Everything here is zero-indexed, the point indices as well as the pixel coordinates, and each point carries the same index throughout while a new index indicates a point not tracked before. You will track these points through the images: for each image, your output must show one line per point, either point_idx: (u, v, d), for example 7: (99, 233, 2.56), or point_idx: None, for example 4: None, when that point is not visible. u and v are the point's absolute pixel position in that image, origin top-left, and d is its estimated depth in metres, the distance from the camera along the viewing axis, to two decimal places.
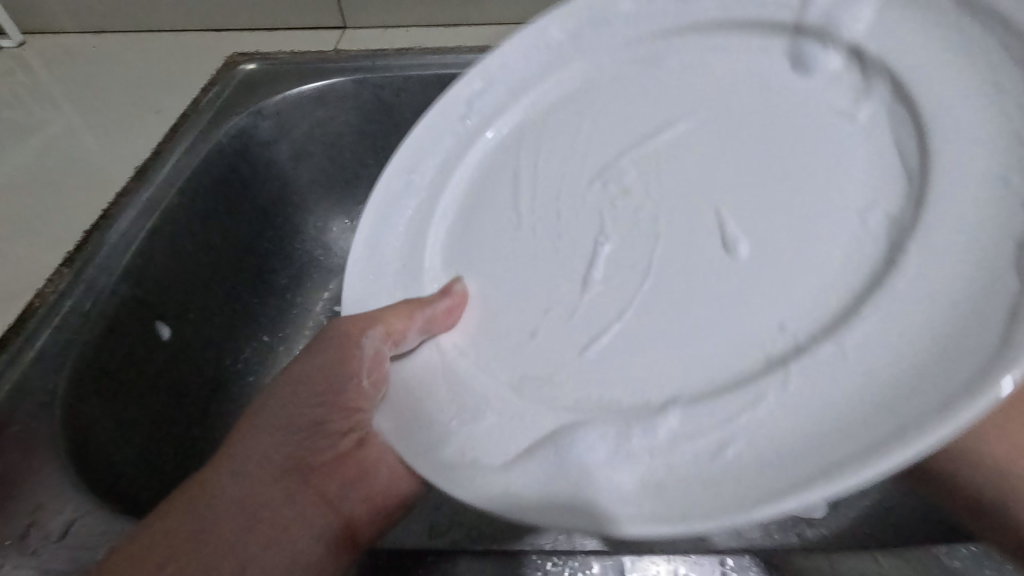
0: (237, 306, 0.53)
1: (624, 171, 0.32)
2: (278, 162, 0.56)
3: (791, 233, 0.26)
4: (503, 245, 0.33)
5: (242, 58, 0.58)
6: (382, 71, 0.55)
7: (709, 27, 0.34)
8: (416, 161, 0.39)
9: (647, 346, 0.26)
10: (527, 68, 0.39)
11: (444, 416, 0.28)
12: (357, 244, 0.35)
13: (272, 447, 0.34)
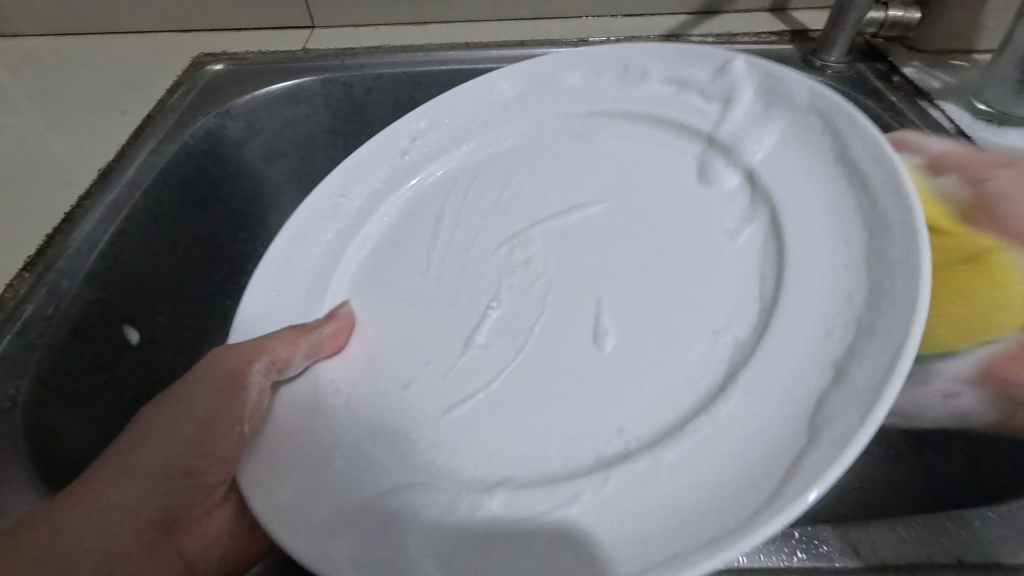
0: (209, 310, 0.53)
1: (533, 240, 0.36)
2: (248, 163, 0.56)
3: (655, 317, 0.30)
4: (393, 290, 0.37)
5: (208, 58, 0.58)
6: (350, 69, 0.56)
7: (638, 118, 0.39)
8: (347, 184, 0.42)
9: (507, 401, 0.30)
10: (475, 126, 0.43)
11: (297, 467, 0.29)
12: (270, 255, 0.39)
13: (134, 493, 0.34)
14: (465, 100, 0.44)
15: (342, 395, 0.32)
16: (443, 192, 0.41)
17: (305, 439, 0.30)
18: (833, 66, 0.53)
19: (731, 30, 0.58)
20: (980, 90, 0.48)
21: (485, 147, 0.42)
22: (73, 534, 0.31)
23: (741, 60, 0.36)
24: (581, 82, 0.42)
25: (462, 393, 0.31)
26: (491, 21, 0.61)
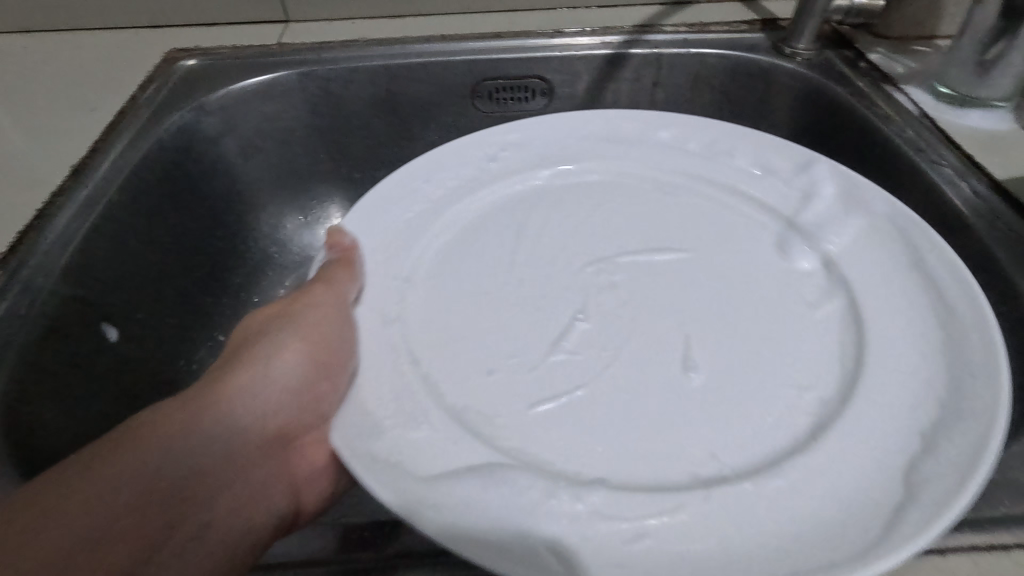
0: (189, 306, 0.52)
1: (621, 267, 0.37)
2: (225, 159, 0.55)
3: (749, 374, 0.31)
4: (466, 283, 0.36)
5: (180, 54, 0.57)
6: (326, 64, 0.56)
7: (721, 185, 0.42)
8: (433, 171, 0.42)
9: (606, 407, 0.30)
10: (560, 155, 0.45)
11: (404, 443, 0.28)
12: (366, 206, 0.39)
13: (257, 406, 0.33)
14: (559, 128, 0.46)
15: (422, 362, 0.32)
16: (518, 210, 0.41)
17: (386, 406, 0.29)
18: (801, 52, 0.55)
19: (702, 20, 0.59)
20: (942, 73, 0.49)
21: (575, 176, 0.43)
22: (198, 427, 0.30)
23: (825, 163, 0.41)
24: (672, 139, 0.45)
25: (531, 396, 0.31)
26: (467, 14, 0.61)
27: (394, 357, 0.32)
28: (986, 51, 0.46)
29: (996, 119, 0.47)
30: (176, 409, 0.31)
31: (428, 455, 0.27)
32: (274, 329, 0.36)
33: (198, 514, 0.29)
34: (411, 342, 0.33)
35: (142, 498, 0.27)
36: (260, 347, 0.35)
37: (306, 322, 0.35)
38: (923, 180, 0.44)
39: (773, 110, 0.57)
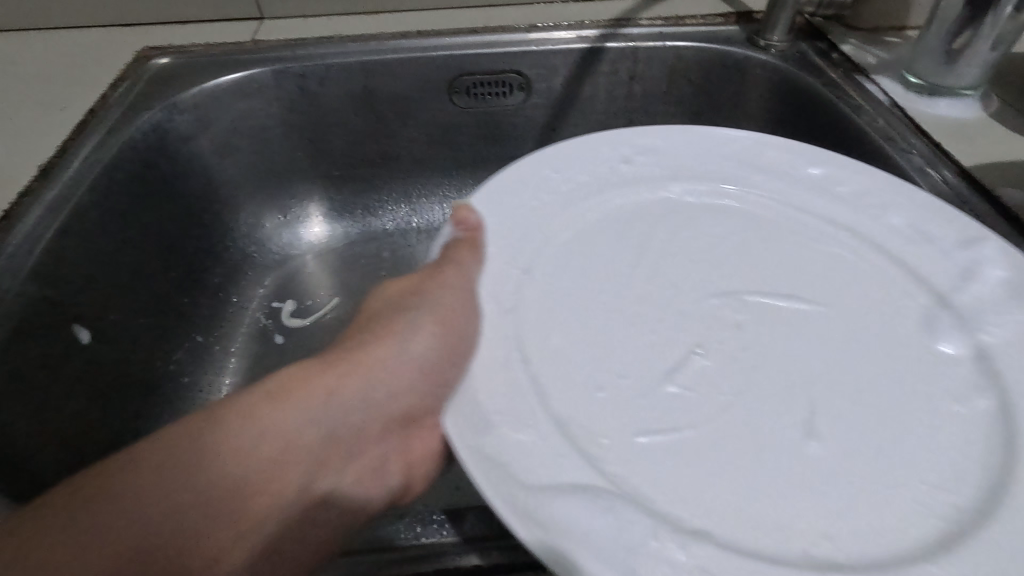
0: (166, 306, 0.52)
1: (746, 309, 0.32)
2: (199, 158, 0.55)
3: (890, 464, 0.26)
4: (568, 299, 0.33)
5: (153, 52, 0.56)
6: (301, 60, 0.55)
7: (854, 236, 0.36)
8: (564, 163, 0.39)
9: (717, 451, 0.26)
10: (695, 172, 0.40)
11: (514, 452, 0.25)
12: (500, 178, 0.37)
13: (388, 386, 0.32)
14: (699, 138, 0.41)
15: (532, 362, 0.29)
16: (623, 238, 0.36)
17: (497, 403, 0.27)
18: (775, 44, 0.55)
19: (677, 13, 0.60)
20: (911, 63, 0.50)
21: (712, 197, 0.39)
22: (323, 406, 0.31)
23: (998, 244, 0.33)
24: (823, 178, 0.39)
25: (618, 418, 0.28)
26: (444, 10, 0.61)
27: (500, 362, 0.29)
28: (953, 41, 0.47)
29: (964, 107, 0.47)
30: (314, 375, 0.31)
31: (534, 467, 0.25)
32: (413, 299, 0.35)
33: (320, 482, 0.30)
34: (513, 343, 0.30)
35: (274, 463, 0.29)
36: (401, 318, 0.35)
37: (447, 304, 0.34)
38: (893, 168, 0.44)
39: (749, 102, 0.57)
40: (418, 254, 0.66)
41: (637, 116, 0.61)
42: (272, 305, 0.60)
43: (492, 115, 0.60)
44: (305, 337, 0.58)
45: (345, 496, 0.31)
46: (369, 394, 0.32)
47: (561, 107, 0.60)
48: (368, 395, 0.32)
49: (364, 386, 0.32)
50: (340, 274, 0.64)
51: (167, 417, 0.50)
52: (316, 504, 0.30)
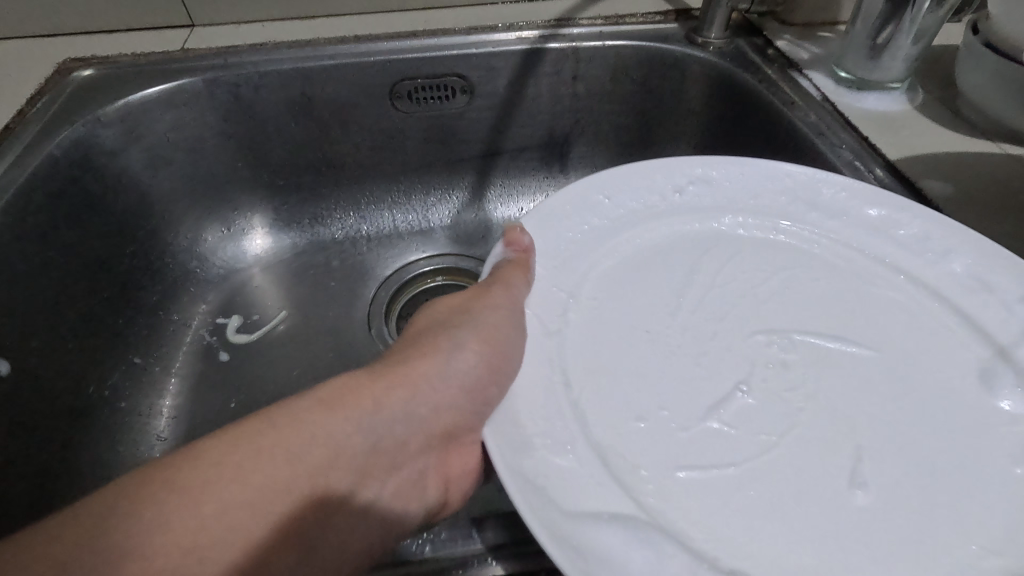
0: (98, 329, 0.50)
1: (798, 347, 0.33)
2: (131, 173, 0.53)
3: (919, 500, 0.27)
4: (609, 335, 0.34)
5: (75, 63, 0.54)
6: (234, 68, 0.54)
7: (901, 274, 0.37)
8: (618, 188, 0.40)
9: (756, 482, 0.28)
10: (753, 207, 0.41)
11: (552, 485, 0.26)
12: (554, 202, 0.38)
13: (434, 400, 0.32)
14: (757, 172, 0.41)
15: (574, 389, 0.31)
16: (663, 279, 0.37)
17: (538, 426, 0.29)
18: (713, 42, 0.56)
19: (617, 12, 0.60)
20: (841, 58, 0.51)
21: (762, 232, 0.40)
22: (374, 418, 0.30)
23: None
24: (880, 220, 0.38)
25: (671, 458, 0.29)
26: (381, 13, 0.60)
27: (546, 394, 0.30)
28: (877, 35, 0.48)
29: (891, 100, 0.49)
30: (365, 384, 0.31)
31: (570, 490, 0.26)
32: (459, 317, 0.35)
33: (363, 491, 0.30)
34: (556, 376, 0.32)
35: (327, 469, 0.28)
36: (446, 336, 0.35)
37: (492, 326, 0.34)
38: (824, 162, 0.45)
39: (689, 98, 0.58)
40: (368, 262, 0.64)
41: (583, 116, 0.61)
42: (216, 321, 0.58)
43: (437, 119, 0.59)
44: (251, 355, 0.56)
45: (384, 508, 0.31)
46: (413, 408, 0.32)
47: (507, 109, 0.60)
48: (413, 409, 0.32)
49: (411, 400, 0.32)
50: (287, 286, 0.62)
51: (103, 446, 0.48)
52: (357, 514, 0.29)
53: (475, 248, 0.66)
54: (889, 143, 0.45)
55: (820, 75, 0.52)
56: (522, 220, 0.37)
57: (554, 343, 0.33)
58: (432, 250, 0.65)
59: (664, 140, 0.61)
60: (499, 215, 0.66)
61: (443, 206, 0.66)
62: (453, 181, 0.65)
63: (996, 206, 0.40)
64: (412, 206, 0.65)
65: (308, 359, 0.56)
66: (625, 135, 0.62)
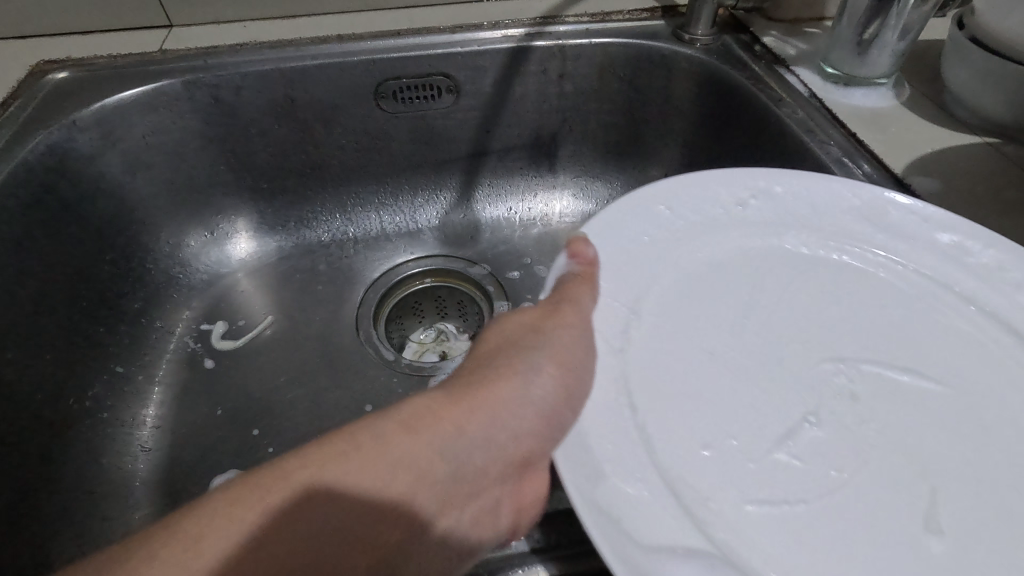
0: (78, 339, 0.49)
1: (867, 381, 0.30)
2: (109, 178, 0.52)
3: (1002, 544, 0.25)
4: (674, 353, 0.31)
5: (50, 66, 0.53)
6: (214, 70, 0.53)
7: (974, 306, 0.33)
8: (676, 198, 0.37)
9: (827, 518, 0.26)
10: (816, 226, 0.37)
11: (624, 516, 0.24)
12: (611, 210, 0.35)
13: (512, 425, 0.29)
14: (821, 190, 0.38)
15: (641, 413, 0.29)
16: (730, 291, 0.34)
17: (608, 451, 0.27)
18: (699, 38, 0.55)
19: (604, 8, 0.59)
20: (828, 54, 0.51)
21: (826, 251, 0.36)
22: (455, 444, 0.27)
23: None
24: (951, 245, 0.35)
25: (741, 488, 0.27)
26: (364, 12, 0.59)
27: (612, 413, 0.28)
28: (863, 31, 0.47)
29: (878, 96, 0.49)
30: (447, 406, 0.28)
31: (641, 522, 0.24)
32: (533, 334, 0.32)
33: (442, 521, 0.27)
34: (621, 396, 0.29)
35: (411, 494, 0.26)
36: (519, 358, 0.31)
37: (567, 344, 0.31)
38: (813, 160, 0.45)
39: (677, 96, 0.57)
40: (355, 266, 0.63)
41: (571, 115, 0.61)
42: (200, 327, 0.57)
43: (423, 119, 0.59)
44: (236, 362, 0.55)
45: (465, 538, 0.28)
46: (495, 432, 0.29)
47: (493, 108, 0.59)
48: (495, 434, 0.29)
49: (492, 423, 0.29)
50: (273, 291, 0.61)
51: (85, 458, 0.47)
52: (436, 541, 0.27)
53: (463, 249, 0.65)
54: (879, 138, 0.45)
55: (808, 71, 0.52)
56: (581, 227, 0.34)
57: (619, 362, 0.31)
58: (421, 252, 0.65)
59: (652, 138, 0.61)
60: (488, 216, 0.66)
61: (430, 207, 0.65)
62: (440, 181, 0.64)
63: (982, 201, 0.40)
64: (399, 207, 0.64)
65: (295, 366, 0.55)
66: (612, 134, 0.62)
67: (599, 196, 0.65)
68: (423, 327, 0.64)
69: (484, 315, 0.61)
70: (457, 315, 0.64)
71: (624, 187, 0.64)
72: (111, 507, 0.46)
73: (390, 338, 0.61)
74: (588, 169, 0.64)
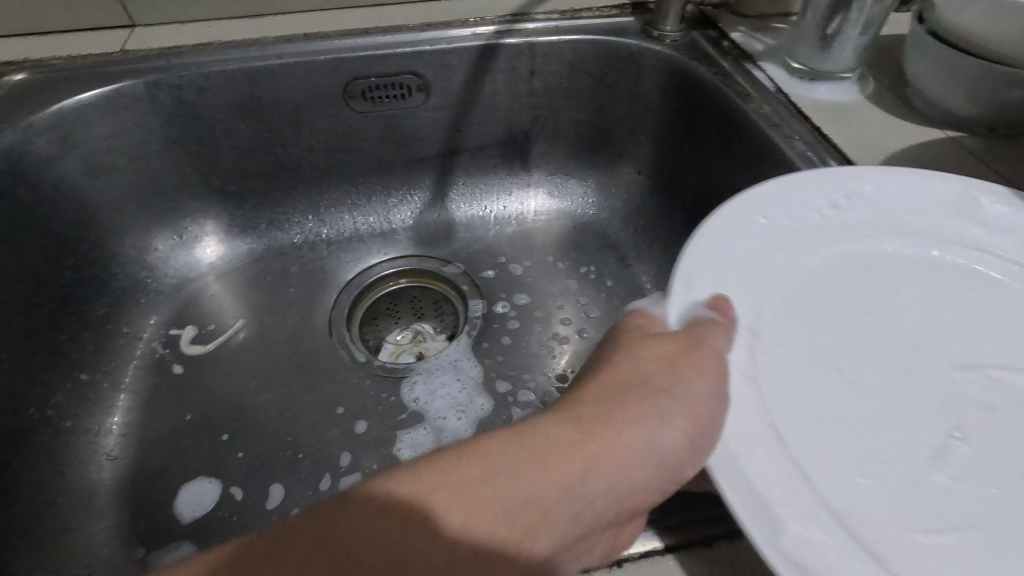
0: (37, 346, 0.48)
1: (1003, 385, 0.28)
2: (69, 181, 0.51)
3: None
4: (808, 373, 0.29)
5: (7, 68, 0.51)
6: (176, 70, 0.52)
7: None
8: (773, 206, 0.34)
9: (1007, 545, 0.24)
10: (915, 225, 0.35)
11: (811, 562, 0.22)
12: (710, 228, 0.33)
13: (632, 469, 0.26)
14: (912, 185, 0.36)
15: (790, 442, 0.27)
16: (851, 301, 0.32)
17: (775, 491, 0.25)
18: (668, 35, 0.55)
19: (573, 5, 0.59)
20: (793, 49, 0.51)
21: (930, 249, 0.34)
22: (577, 490, 0.25)
23: None
24: None
25: (910, 515, 0.25)
26: (331, 10, 0.58)
27: (759, 447, 0.26)
28: (826, 27, 0.48)
29: (843, 90, 0.49)
30: (572, 442, 0.26)
31: (834, 569, 0.22)
32: (662, 369, 0.29)
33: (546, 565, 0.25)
34: (765, 428, 0.27)
35: (524, 529, 0.24)
36: (647, 397, 0.28)
37: (698, 392, 0.28)
38: (778, 154, 0.45)
39: (646, 93, 0.57)
40: (328, 267, 0.62)
41: (542, 112, 0.60)
42: (169, 333, 0.56)
43: (394, 119, 0.58)
44: (204, 367, 0.54)
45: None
46: (616, 482, 0.26)
47: (464, 107, 0.59)
48: (619, 479, 0.26)
49: (614, 469, 0.26)
50: (244, 294, 0.60)
51: (46, 469, 0.46)
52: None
53: (437, 248, 0.64)
54: (842, 132, 0.45)
55: (775, 66, 0.52)
56: (683, 250, 0.32)
57: (754, 392, 0.28)
58: (394, 252, 0.64)
59: (624, 135, 0.61)
60: (463, 214, 0.65)
61: (404, 207, 0.64)
62: (413, 180, 0.63)
63: None
64: (373, 207, 0.64)
65: (266, 369, 0.55)
66: (585, 131, 0.62)
67: (573, 194, 0.65)
68: (399, 328, 0.63)
69: (459, 315, 0.61)
70: (434, 317, 0.64)
71: (598, 184, 0.64)
72: (74, 517, 0.45)
73: (364, 339, 0.61)
74: (562, 166, 0.64)
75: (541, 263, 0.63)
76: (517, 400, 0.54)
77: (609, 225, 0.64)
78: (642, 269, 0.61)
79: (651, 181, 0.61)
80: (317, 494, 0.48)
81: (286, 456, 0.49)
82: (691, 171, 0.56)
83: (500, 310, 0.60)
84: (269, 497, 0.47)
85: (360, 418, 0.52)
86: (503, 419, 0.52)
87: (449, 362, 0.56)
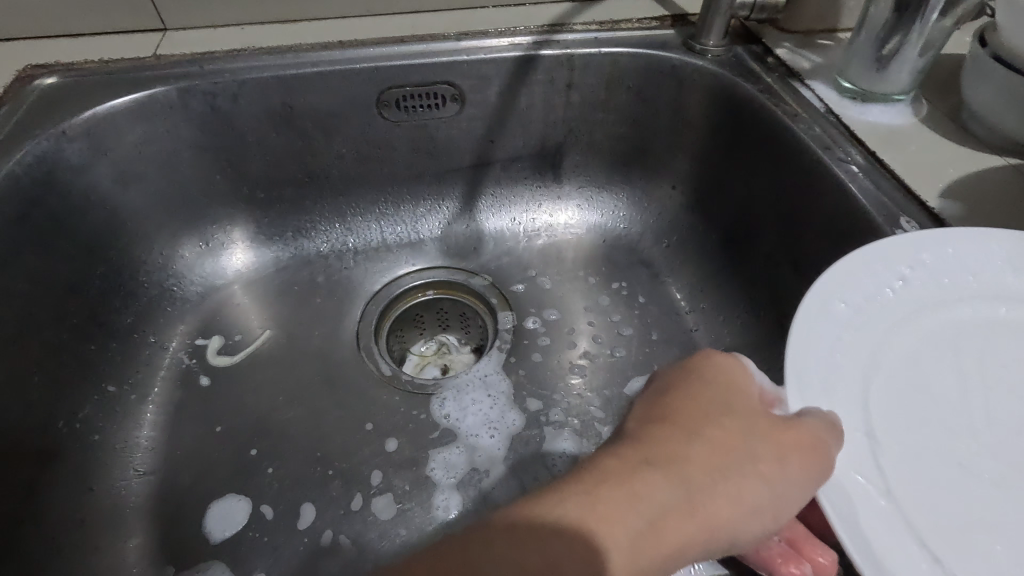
0: (66, 358, 0.47)
1: None
2: (98, 190, 0.50)
3: None
4: (928, 476, 0.27)
5: (38, 71, 0.51)
6: (211, 76, 0.51)
7: None
8: (850, 288, 0.31)
9: None
10: (992, 282, 0.33)
11: None
12: (800, 327, 0.30)
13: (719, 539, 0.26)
14: (982, 241, 0.33)
15: (947, 565, 0.24)
16: (950, 381, 0.30)
17: None
18: (711, 50, 0.54)
19: (613, 16, 0.58)
20: (844, 68, 0.50)
21: (1010, 308, 0.32)
22: (669, 558, 0.25)
23: None
24: None
25: None
26: (366, 16, 0.57)
27: None
28: (882, 47, 0.47)
29: (895, 114, 0.48)
30: (675, 510, 0.25)
31: None
32: (774, 450, 0.27)
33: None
34: (918, 551, 0.24)
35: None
36: (748, 469, 0.27)
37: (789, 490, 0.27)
38: (829, 177, 0.44)
39: (688, 108, 0.56)
40: (357, 278, 0.61)
41: (578, 125, 0.59)
42: (195, 343, 0.55)
43: (429, 129, 0.57)
44: (231, 378, 0.53)
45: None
46: (705, 551, 0.26)
47: (499, 118, 0.58)
48: (706, 546, 0.26)
49: (704, 546, 0.26)
50: (270, 303, 0.59)
51: (74, 485, 0.45)
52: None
53: (466, 260, 0.63)
54: (899, 156, 0.44)
55: (823, 85, 0.51)
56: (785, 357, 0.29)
57: (894, 506, 0.26)
58: (422, 263, 0.63)
59: (661, 151, 0.59)
60: (492, 226, 0.64)
61: (432, 217, 0.63)
62: (443, 191, 0.62)
63: (1004, 223, 0.39)
64: (400, 217, 0.62)
65: (294, 383, 0.54)
66: (621, 145, 0.60)
67: (604, 207, 0.64)
68: (423, 339, 0.63)
69: (487, 328, 0.60)
70: (459, 328, 0.64)
71: (631, 199, 0.63)
72: (103, 536, 0.44)
73: (391, 351, 0.60)
74: (594, 179, 0.63)
75: (573, 278, 0.61)
76: (550, 420, 0.53)
77: (641, 241, 0.62)
78: (676, 286, 0.60)
79: (688, 198, 0.60)
80: (349, 515, 0.47)
81: (318, 475, 0.49)
82: (732, 188, 0.55)
83: (530, 326, 0.58)
84: (300, 517, 0.47)
85: (391, 436, 0.51)
86: (536, 440, 0.51)
87: (479, 378, 0.55)
